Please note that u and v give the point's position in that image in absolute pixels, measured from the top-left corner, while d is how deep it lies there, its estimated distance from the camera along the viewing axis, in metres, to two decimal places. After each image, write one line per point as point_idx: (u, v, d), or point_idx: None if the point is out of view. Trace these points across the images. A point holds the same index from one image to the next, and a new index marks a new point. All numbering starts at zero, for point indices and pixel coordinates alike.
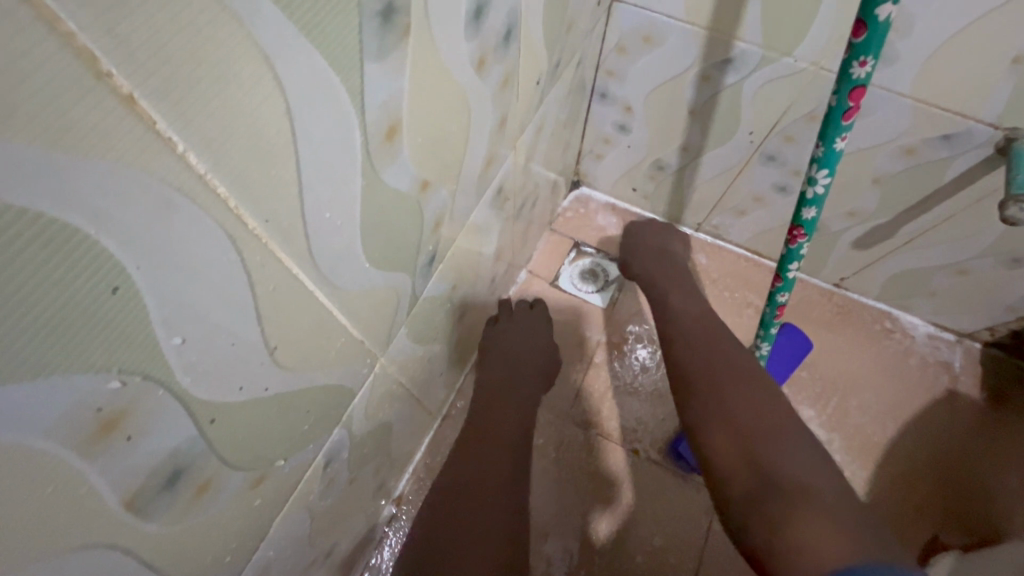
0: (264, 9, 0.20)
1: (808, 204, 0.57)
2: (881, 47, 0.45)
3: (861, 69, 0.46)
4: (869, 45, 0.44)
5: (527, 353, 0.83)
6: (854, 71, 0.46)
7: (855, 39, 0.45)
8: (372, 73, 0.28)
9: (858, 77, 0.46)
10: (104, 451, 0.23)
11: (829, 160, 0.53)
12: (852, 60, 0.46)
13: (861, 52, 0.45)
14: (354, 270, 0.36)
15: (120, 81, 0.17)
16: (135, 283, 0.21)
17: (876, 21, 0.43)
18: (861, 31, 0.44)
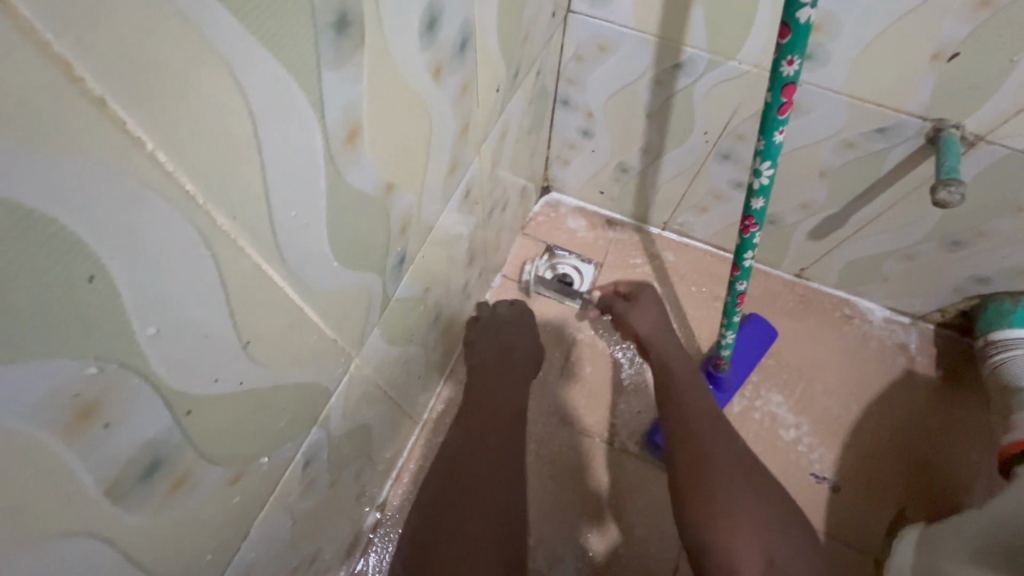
0: (225, 21, 0.22)
1: (758, 195, 0.61)
2: (806, 47, 0.49)
3: (790, 67, 0.50)
4: (794, 45, 0.48)
5: (515, 346, 0.88)
6: (783, 69, 0.50)
7: (781, 40, 0.49)
8: (330, 80, 0.31)
9: (788, 74, 0.50)
10: (82, 437, 0.24)
11: (771, 154, 0.57)
12: (781, 59, 0.50)
13: (788, 51, 0.49)
14: (323, 269, 0.39)
15: (91, 84, 0.19)
16: (111, 273, 0.22)
17: (798, 24, 0.47)
18: (786, 33, 0.48)
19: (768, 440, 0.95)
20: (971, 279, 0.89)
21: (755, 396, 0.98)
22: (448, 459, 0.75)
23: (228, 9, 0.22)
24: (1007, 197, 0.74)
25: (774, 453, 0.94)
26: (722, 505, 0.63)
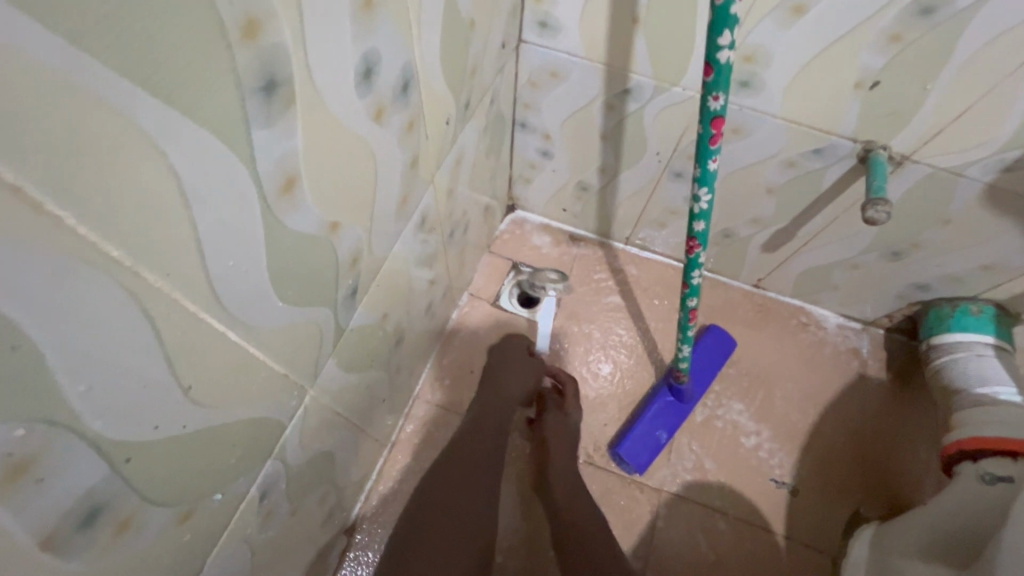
0: (142, 103, 0.24)
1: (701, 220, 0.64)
2: (729, 84, 0.52)
3: (716, 102, 0.53)
4: (718, 82, 0.52)
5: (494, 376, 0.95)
6: (711, 104, 0.53)
7: (706, 78, 0.52)
8: (261, 136, 0.32)
9: (715, 108, 0.53)
10: (16, 494, 0.25)
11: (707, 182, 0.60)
12: (708, 94, 0.53)
13: (713, 88, 0.52)
14: (267, 311, 0.40)
15: (8, 175, 0.20)
16: (39, 341, 0.24)
17: (719, 63, 0.50)
18: (710, 71, 0.51)
19: (729, 447, 0.98)
20: (913, 287, 0.94)
21: (716, 404, 1.01)
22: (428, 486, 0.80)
23: (146, 90, 0.24)
24: (937, 210, 0.78)
25: (735, 459, 0.98)
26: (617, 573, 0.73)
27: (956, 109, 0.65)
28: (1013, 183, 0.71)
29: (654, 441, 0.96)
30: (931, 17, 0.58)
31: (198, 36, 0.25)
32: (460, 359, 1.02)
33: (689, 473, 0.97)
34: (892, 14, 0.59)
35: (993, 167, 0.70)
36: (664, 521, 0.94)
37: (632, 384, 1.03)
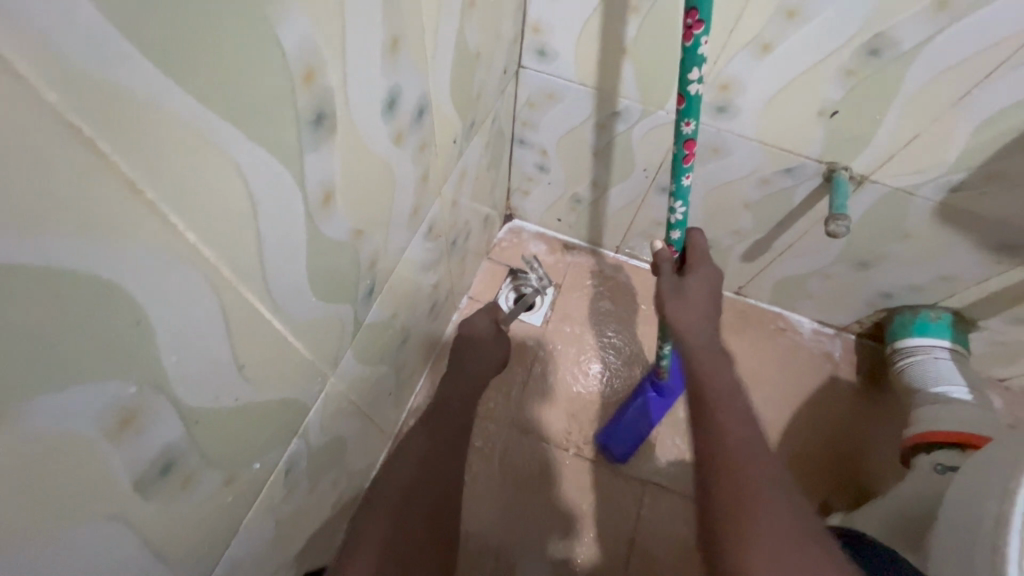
0: (234, 138, 0.31)
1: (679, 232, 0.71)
2: (699, 112, 0.59)
3: (688, 127, 0.61)
4: (689, 110, 0.59)
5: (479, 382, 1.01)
6: (683, 129, 0.61)
7: (679, 106, 0.59)
8: (310, 158, 0.39)
9: (687, 132, 0.61)
10: (123, 441, 0.32)
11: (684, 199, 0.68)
12: (681, 120, 0.60)
13: (685, 115, 0.60)
14: (302, 304, 0.47)
15: (149, 195, 0.27)
16: (152, 320, 0.30)
17: (690, 95, 0.58)
18: (682, 100, 0.59)
19: None
20: (879, 295, 1.02)
21: None
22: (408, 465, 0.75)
23: (237, 129, 0.31)
24: (896, 225, 0.86)
25: None
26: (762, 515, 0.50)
27: (905, 136, 0.73)
28: (960, 203, 0.79)
29: (629, 440, 1.02)
30: (879, 57, 0.66)
31: (274, 85, 0.33)
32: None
33: (671, 465, 1.04)
34: (847, 52, 0.67)
35: (942, 188, 0.78)
36: (648, 510, 1.01)
37: (620, 383, 1.10)
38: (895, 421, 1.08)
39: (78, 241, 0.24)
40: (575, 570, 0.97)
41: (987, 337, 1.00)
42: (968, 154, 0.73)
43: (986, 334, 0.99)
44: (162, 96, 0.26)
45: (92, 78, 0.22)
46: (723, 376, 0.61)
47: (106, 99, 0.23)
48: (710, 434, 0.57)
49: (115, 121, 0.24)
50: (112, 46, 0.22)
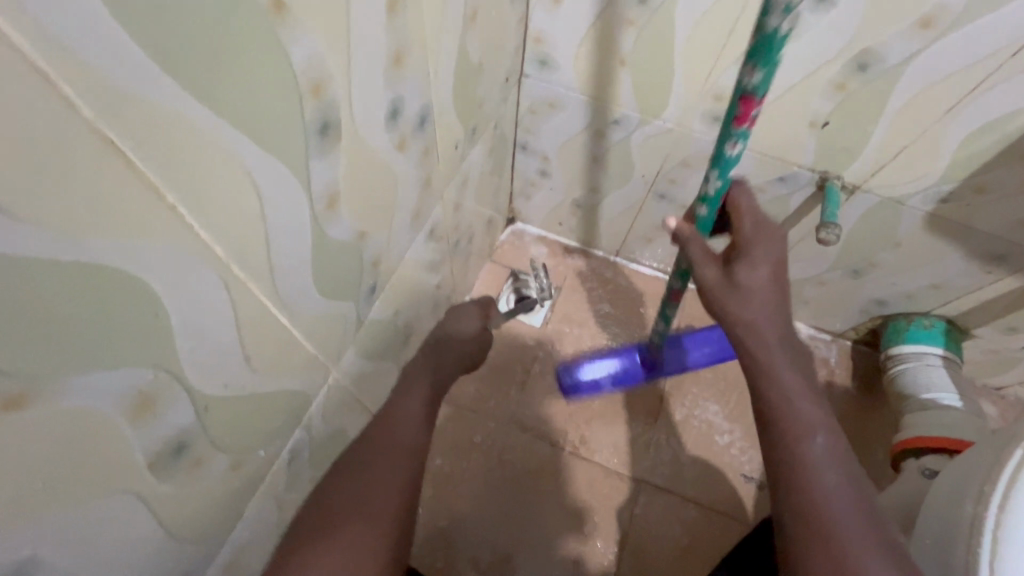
0: (246, 147, 0.34)
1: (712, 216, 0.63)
2: (775, 59, 0.45)
3: (753, 77, 0.47)
4: (761, 55, 0.45)
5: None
6: (746, 79, 0.47)
7: (747, 48, 0.46)
8: (316, 166, 0.42)
9: (751, 84, 0.47)
10: (141, 423, 0.35)
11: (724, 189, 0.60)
12: (745, 68, 0.47)
13: (752, 62, 0.46)
14: (307, 300, 0.50)
15: (170, 198, 0.30)
16: (170, 312, 0.33)
17: (767, 33, 0.43)
18: (755, 41, 0.45)
19: (704, 445, 1.08)
20: (874, 302, 1.03)
21: (694, 405, 1.11)
22: (397, 459, 0.57)
23: (249, 139, 0.34)
24: (888, 234, 0.88)
25: (709, 456, 1.07)
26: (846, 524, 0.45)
27: (894, 148, 0.75)
28: (949, 214, 0.81)
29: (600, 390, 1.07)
30: (867, 72, 0.68)
31: (282, 99, 0.35)
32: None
33: (666, 465, 1.06)
34: (836, 66, 0.68)
35: (931, 199, 0.80)
36: (642, 509, 1.03)
37: (618, 384, 1.12)
38: (888, 426, 1.09)
39: (108, 240, 0.28)
40: (569, 565, 0.99)
41: (981, 345, 1.01)
42: (955, 167, 0.75)
43: (979, 343, 1.01)
44: (182, 108, 0.29)
45: (124, 93, 0.25)
46: (795, 378, 0.54)
47: (135, 113, 0.26)
48: (795, 462, 0.49)
49: (141, 132, 0.27)
50: (140, 65, 0.25)
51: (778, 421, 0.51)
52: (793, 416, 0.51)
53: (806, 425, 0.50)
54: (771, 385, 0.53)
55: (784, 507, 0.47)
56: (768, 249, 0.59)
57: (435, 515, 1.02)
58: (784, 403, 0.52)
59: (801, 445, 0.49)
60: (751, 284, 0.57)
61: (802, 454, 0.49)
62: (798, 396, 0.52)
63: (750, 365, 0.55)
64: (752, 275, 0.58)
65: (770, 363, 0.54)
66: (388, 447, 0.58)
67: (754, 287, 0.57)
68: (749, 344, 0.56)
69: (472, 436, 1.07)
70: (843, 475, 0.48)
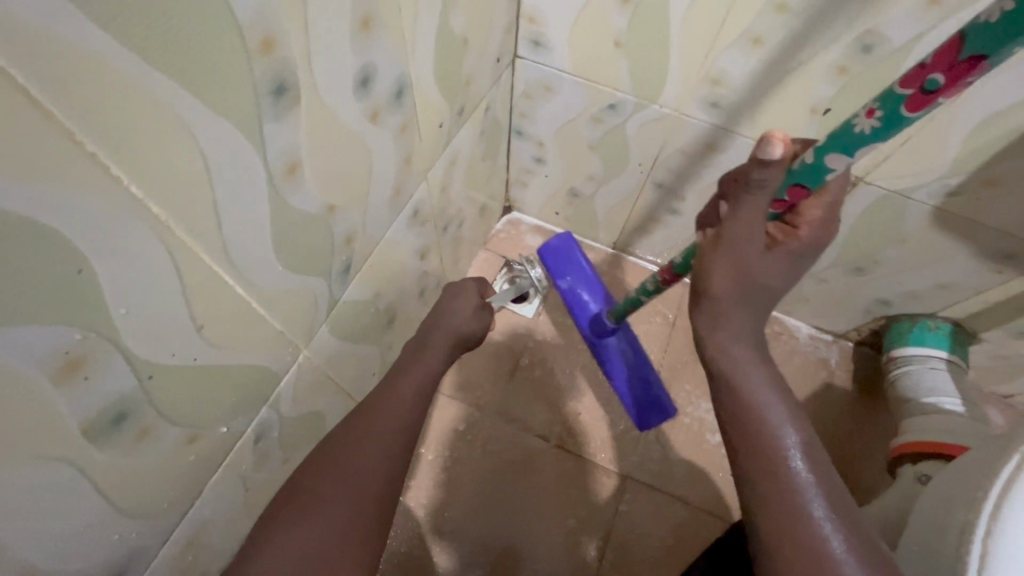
0: (182, 98, 0.32)
1: (778, 200, 0.52)
2: None
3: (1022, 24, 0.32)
4: None
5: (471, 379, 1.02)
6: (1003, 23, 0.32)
7: None
8: (272, 128, 0.41)
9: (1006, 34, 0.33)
10: (69, 385, 0.34)
11: (816, 176, 0.49)
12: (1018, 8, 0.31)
13: None
14: (268, 272, 0.48)
15: (89, 146, 0.29)
16: (95, 268, 0.32)
17: None
18: None
19: (695, 442, 1.05)
20: (876, 302, 1.00)
21: (686, 402, 1.08)
22: (359, 454, 0.54)
23: (186, 91, 0.32)
24: (891, 230, 0.85)
25: (700, 454, 1.04)
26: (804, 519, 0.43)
27: (899, 137, 0.71)
28: (957, 209, 0.77)
29: (563, 270, 1.01)
30: (871, 54, 0.65)
31: (227, 52, 0.34)
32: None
33: (654, 462, 1.04)
34: (839, 48, 0.66)
35: (938, 192, 0.76)
36: (628, 505, 1.01)
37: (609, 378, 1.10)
38: (887, 430, 1.06)
39: (14, 185, 0.26)
40: (554, 558, 0.97)
41: (988, 350, 0.97)
42: (964, 159, 0.71)
43: (987, 347, 0.97)
44: (100, 49, 0.27)
45: (31, 28, 0.24)
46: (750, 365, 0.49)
47: (43, 49, 0.25)
48: (778, 499, 0.44)
49: (50, 71, 0.25)
50: None
51: (750, 450, 0.47)
52: (769, 444, 0.46)
53: (784, 453, 0.46)
54: (744, 410, 0.48)
55: (768, 549, 0.43)
56: (803, 264, 0.51)
57: (418, 502, 1.01)
58: (758, 431, 0.47)
59: (783, 478, 0.45)
60: (750, 280, 0.50)
61: (784, 489, 0.44)
62: (774, 421, 0.47)
63: (720, 385, 0.50)
64: (772, 271, 0.50)
65: (743, 383, 0.48)
66: (356, 439, 0.55)
67: (754, 281, 0.49)
68: (719, 363, 0.50)
69: (459, 423, 1.06)
70: (831, 510, 0.43)
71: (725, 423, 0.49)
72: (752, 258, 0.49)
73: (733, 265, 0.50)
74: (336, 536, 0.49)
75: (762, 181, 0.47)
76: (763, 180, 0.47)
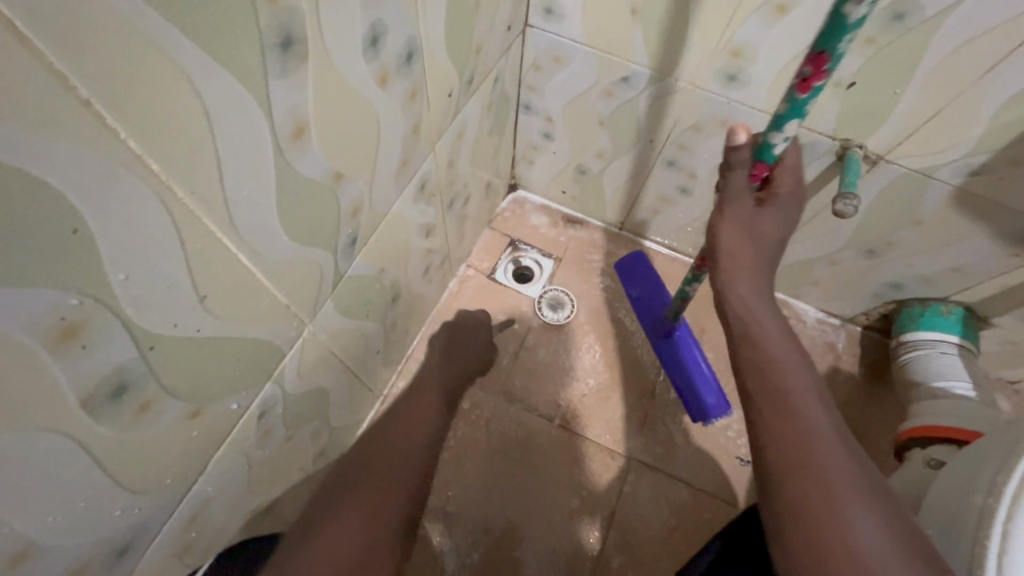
0: (183, 45, 0.30)
1: (754, 174, 0.54)
2: None
3: (855, 9, 0.40)
4: None
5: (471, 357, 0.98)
6: (847, 11, 0.40)
7: None
8: (277, 85, 0.38)
9: (852, 18, 0.41)
10: (65, 354, 0.32)
11: (768, 151, 0.52)
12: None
13: None
14: (274, 242, 0.46)
15: (81, 91, 0.26)
16: (90, 227, 0.30)
17: None
18: None
19: (699, 426, 1.05)
20: (887, 286, 0.98)
21: None
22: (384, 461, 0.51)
23: (187, 36, 0.30)
24: (909, 211, 0.83)
25: (705, 436, 1.04)
26: (808, 431, 0.45)
27: (926, 113, 0.69)
28: (978, 189, 0.75)
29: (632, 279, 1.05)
30: (903, 23, 0.62)
31: None
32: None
33: (659, 445, 1.03)
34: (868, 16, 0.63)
35: (960, 171, 0.74)
36: (632, 486, 1.00)
37: (614, 361, 1.09)
38: (893, 415, 1.05)
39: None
40: (559, 539, 0.97)
41: (999, 336, 0.96)
42: (991, 135, 0.69)
43: (998, 333, 0.96)
44: None
45: None
46: (760, 305, 0.53)
47: None
48: (782, 415, 0.46)
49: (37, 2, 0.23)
50: None
51: (758, 374, 0.50)
52: (785, 387, 0.48)
53: (798, 396, 0.47)
54: (761, 357, 0.51)
55: (777, 482, 0.44)
56: (794, 208, 0.55)
57: None
58: (765, 357, 0.50)
59: (786, 397, 0.47)
60: (753, 236, 0.53)
61: (786, 403, 0.47)
62: (784, 356, 0.50)
63: (740, 337, 0.53)
64: (766, 225, 0.53)
65: (757, 330, 0.52)
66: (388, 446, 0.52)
67: (755, 234, 0.53)
68: (739, 315, 0.53)
69: (462, 402, 1.04)
70: (829, 424, 0.46)
71: (743, 372, 0.51)
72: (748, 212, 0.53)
73: (737, 218, 0.53)
74: (364, 547, 0.44)
75: (735, 166, 0.51)
76: (739, 161, 0.50)
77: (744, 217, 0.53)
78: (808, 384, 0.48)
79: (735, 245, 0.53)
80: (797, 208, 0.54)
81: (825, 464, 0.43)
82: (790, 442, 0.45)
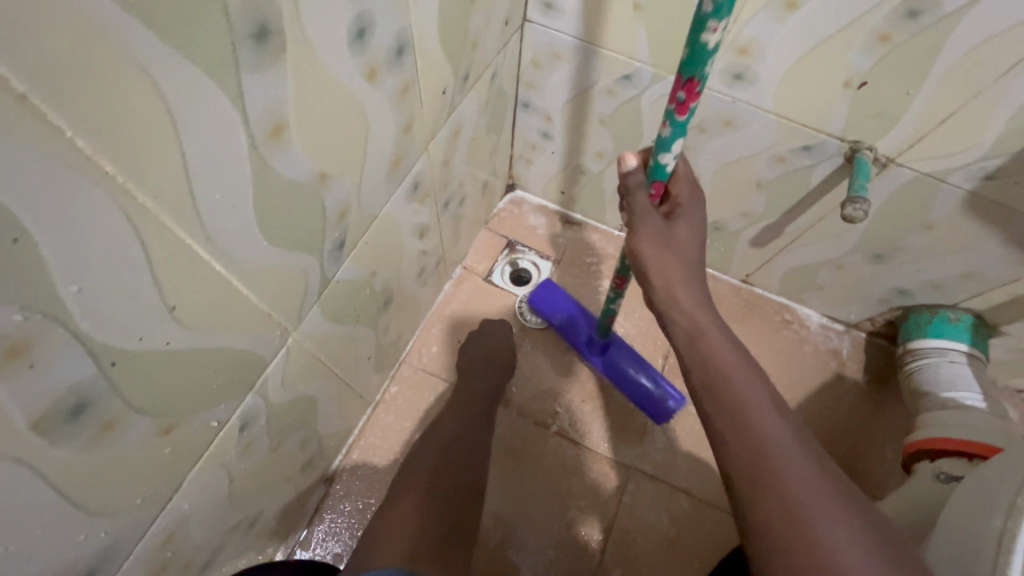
0: (139, 34, 0.27)
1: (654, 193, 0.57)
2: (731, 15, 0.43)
3: (712, 37, 0.44)
4: (718, 12, 0.43)
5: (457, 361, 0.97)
6: (706, 38, 0.44)
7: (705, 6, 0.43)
8: (250, 81, 0.35)
9: (710, 46, 0.45)
10: (11, 374, 0.29)
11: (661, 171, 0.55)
12: (704, 26, 0.44)
13: (712, 18, 0.43)
14: (252, 248, 0.43)
15: (15, 83, 0.23)
16: (35, 236, 0.27)
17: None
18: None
19: (700, 434, 1.02)
20: (895, 292, 0.95)
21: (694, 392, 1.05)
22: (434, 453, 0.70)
23: (144, 25, 0.27)
24: (919, 215, 0.80)
25: (706, 444, 1.01)
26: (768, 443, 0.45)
27: (941, 114, 0.66)
28: (991, 194, 0.73)
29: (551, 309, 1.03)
30: (918, 20, 0.59)
31: None
32: (451, 329, 1.06)
33: (658, 453, 1.01)
34: (882, 12, 0.60)
35: (974, 175, 0.71)
36: (631, 495, 0.98)
37: None
38: (899, 423, 1.03)
39: None
40: (556, 550, 0.94)
41: (1009, 344, 0.93)
42: (1007, 139, 0.66)
43: (1008, 341, 0.93)
44: None
45: None
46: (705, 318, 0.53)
47: None
48: (743, 430, 0.46)
49: None
50: None
51: (713, 390, 0.49)
52: (737, 401, 0.48)
53: (752, 406, 0.47)
54: (713, 372, 0.50)
55: (748, 508, 0.43)
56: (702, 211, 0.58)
57: None
58: (717, 371, 0.50)
59: (743, 410, 0.47)
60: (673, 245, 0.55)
61: (745, 416, 0.47)
62: (734, 368, 0.50)
63: (689, 353, 0.53)
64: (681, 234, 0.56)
65: (705, 345, 0.52)
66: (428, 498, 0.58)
67: (676, 246, 0.55)
68: (684, 331, 0.53)
69: None
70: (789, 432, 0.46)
71: (698, 391, 0.51)
72: (659, 228, 0.54)
73: (651, 235, 0.55)
74: None
75: (632, 189, 0.53)
76: (636, 184, 0.53)
77: (656, 231, 0.55)
78: (762, 396, 0.48)
79: (661, 261, 0.54)
80: (700, 210, 0.57)
81: (787, 474, 0.42)
82: (754, 458, 0.44)
